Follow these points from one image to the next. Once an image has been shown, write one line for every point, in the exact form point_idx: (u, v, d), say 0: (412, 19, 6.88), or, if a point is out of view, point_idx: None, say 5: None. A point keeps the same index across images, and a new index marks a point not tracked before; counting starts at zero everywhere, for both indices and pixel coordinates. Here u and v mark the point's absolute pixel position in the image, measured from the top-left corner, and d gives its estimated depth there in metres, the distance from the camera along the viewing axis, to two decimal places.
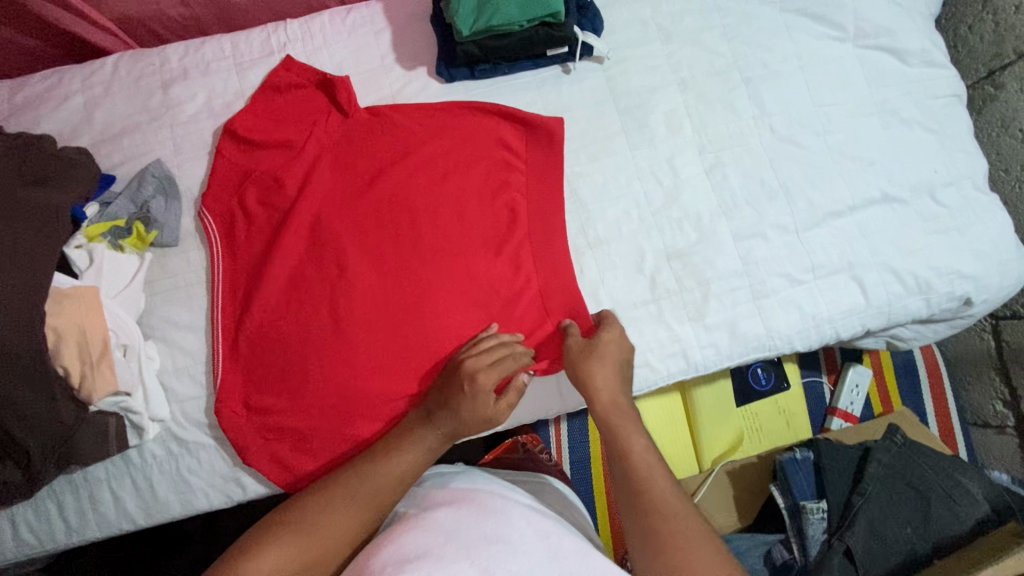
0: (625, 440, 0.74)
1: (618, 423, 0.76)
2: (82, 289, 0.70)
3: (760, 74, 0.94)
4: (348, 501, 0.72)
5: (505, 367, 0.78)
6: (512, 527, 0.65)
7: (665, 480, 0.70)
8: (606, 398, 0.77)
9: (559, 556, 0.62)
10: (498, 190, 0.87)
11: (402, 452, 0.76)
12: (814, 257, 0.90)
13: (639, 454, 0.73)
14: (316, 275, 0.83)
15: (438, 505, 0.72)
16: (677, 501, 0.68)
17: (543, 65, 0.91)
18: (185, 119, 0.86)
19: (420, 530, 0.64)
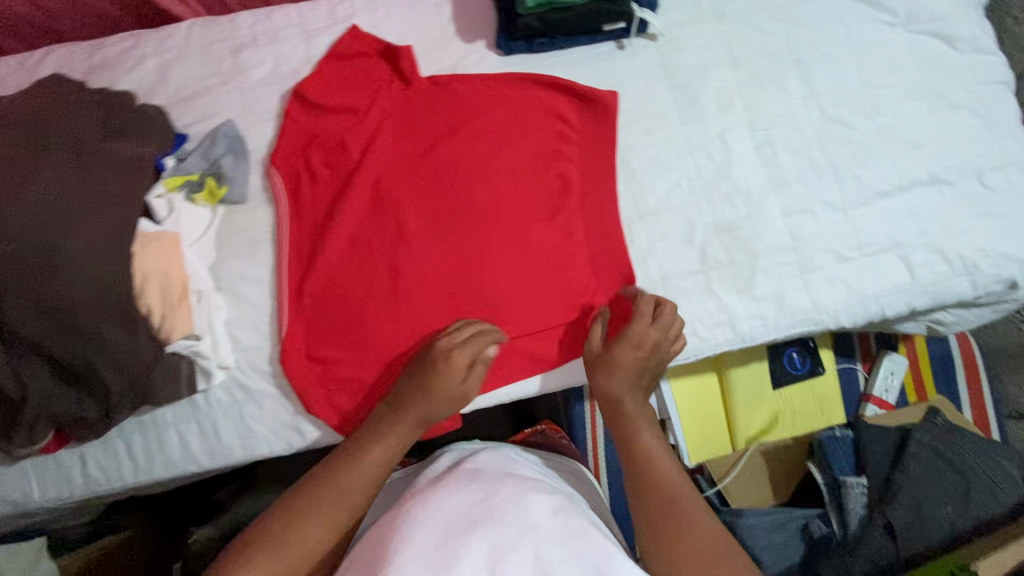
0: (640, 435, 0.80)
1: (635, 418, 0.81)
2: (164, 234, 0.74)
3: (810, 55, 0.96)
4: (329, 507, 0.74)
5: (462, 353, 0.80)
6: (518, 505, 0.70)
7: (673, 472, 0.76)
8: (627, 392, 0.82)
9: (565, 538, 0.66)
10: (553, 160, 0.89)
11: (374, 447, 0.78)
12: (861, 235, 0.91)
13: (653, 451, 0.79)
14: (376, 237, 0.86)
15: (445, 483, 0.76)
16: (684, 492, 0.74)
17: (598, 41, 0.93)
18: (254, 83, 0.89)
19: (430, 512, 0.70)
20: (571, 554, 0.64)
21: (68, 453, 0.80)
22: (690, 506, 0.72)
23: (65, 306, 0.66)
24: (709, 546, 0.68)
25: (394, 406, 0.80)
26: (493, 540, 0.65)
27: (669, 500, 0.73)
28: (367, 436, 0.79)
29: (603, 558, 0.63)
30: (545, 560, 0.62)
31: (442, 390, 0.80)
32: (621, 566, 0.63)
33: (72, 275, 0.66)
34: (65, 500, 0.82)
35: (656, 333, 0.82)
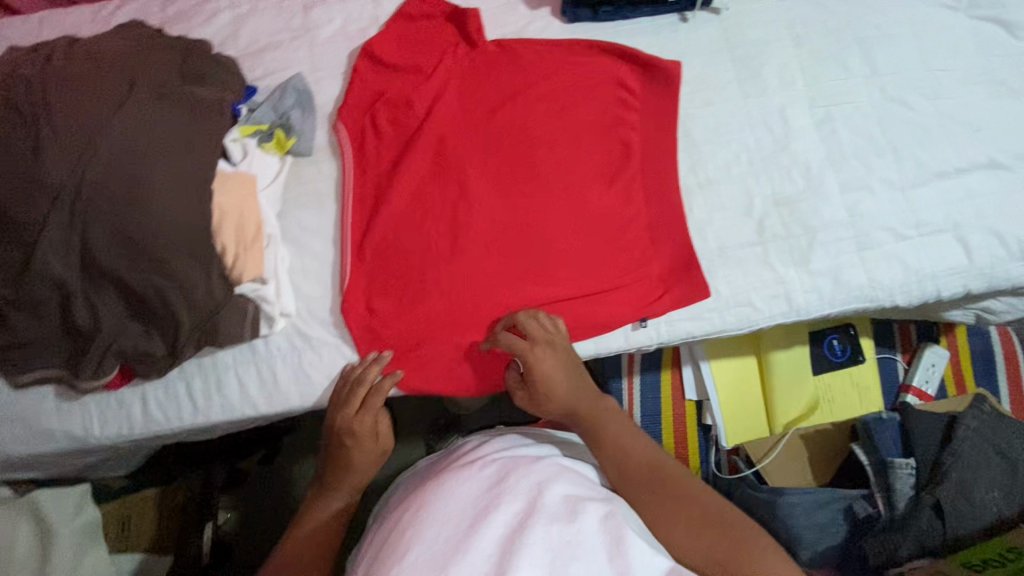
0: (606, 430, 0.79)
1: (595, 419, 0.80)
2: (239, 175, 0.75)
3: (873, 35, 0.96)
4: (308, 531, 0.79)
5: (359, 421, 0.79)
6: (526, 490, 0.67)
7: (649, 452, 0.76)
8: (569, 410, 0.81)
9: (579, 520, 0.64)
10: (613, 126, 0.90)
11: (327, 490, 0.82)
12: (920, 215, 0.90)
13: (623, 439, 0.78)
14: (437, 195, 0.87)
15: (458, 481, 0.70)
16: (669, 467, 0.75)
17: (662, 12, 0.94)
18: (323, 41, 0.91)
19: (430, 504, 0.67)
20: (586, 532, 0.63)
21: (131, 392, 0.82)
22: (677, 479, 0.73)
23: (148, 237, 0.67)
24: (701, 514, 0.69)
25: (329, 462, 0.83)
26: (507, 528, 0.62)
27: (654, 481, 0.73)
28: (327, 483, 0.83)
29: (618, 538, 0.62)
30: (559, 543, 0.60)
31: (359, 458, 0.81)
32: (634, 546, 0.62)
33: (156, 207, 0.67)
34: (122, 439, 0.82)
35: (551, 355, 0.80)
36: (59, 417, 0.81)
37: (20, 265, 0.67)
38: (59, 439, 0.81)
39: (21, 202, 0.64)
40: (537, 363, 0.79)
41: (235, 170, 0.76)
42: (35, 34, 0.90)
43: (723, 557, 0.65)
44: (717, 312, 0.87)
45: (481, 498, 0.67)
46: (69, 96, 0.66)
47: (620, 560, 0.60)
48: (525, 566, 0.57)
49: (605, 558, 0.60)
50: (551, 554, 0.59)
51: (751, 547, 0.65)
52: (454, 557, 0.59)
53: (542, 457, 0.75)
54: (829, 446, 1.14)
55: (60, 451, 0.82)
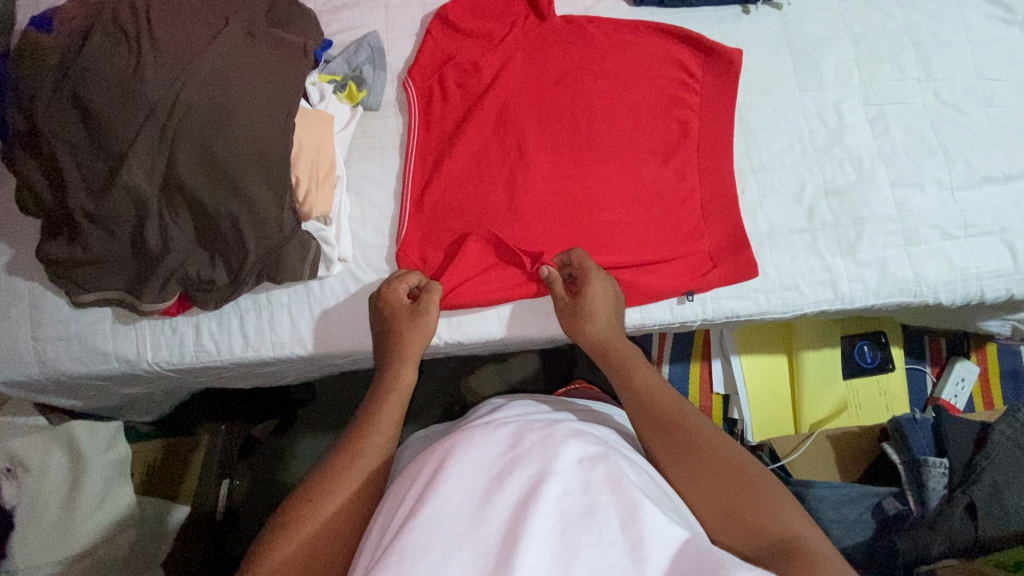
0: (633, 370, 0.71)
1: (623, 357, 0.74)
2: (315, 115, 0.79)
3: (929, 41, 0.98)
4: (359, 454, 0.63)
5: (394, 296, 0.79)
6: (541, 445, 0.55)
7: (668, 397, 0.67)
8: (600, 338, 0.76)
9: (595, 487, 0.51)
10: (672, 106, 0.92)
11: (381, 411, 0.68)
12: (967, 216, 0.92)
13: (649, 380, 0.70)
14: (497, 155, 0.89)
15: (459, 433, 0.60)
16: (689, 412, 0.65)
17: (725, 3, 0.97)
18: (399, 3, 0.94)
19: (426, 467, 0.56)
20: (599, 502, 0.50)
21: (185, 320, 0.84)
22: (699, 426, 0.63)
23: (230, 159, 0.70)
24: (720, 464, 0.60)
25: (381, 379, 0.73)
26: (511, 495, 0.50)
27: (673, 427, 0.64)
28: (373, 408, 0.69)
29: (633, 507, 0.49)
30: (569, 514, 0.49)
31: (407, 349, 0.75)
32: (650, 519, 0.49)
33: (239, 133, 0.70)
34: (171, 366, 0.84)
35: (601, 280, 0.80)
36: (114, 338, 0.83)
37: (107, 176, 0.69)
38: (112, 361, 0.83)
39: (116, 113, 0.67)
40: (588, 279, 0.79)
41: (311, 109, 0.80)
42: None
43: (742, 512, 0.56)
44: (763, 293, 0.88)
45: (484, 454, 0.55)
46: (169, 21, 0.70)
47: (635, 531, 0.48)
48: (527, 542, 0.46)
49: (617, 528, 0.48)
50: (562, 524, 0.48)
51: (771, 503, 0.57)
52: (456, 520, 0.49)
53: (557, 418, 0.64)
54: (858, 448, 1.12)
55: (111, 373, 0.84)
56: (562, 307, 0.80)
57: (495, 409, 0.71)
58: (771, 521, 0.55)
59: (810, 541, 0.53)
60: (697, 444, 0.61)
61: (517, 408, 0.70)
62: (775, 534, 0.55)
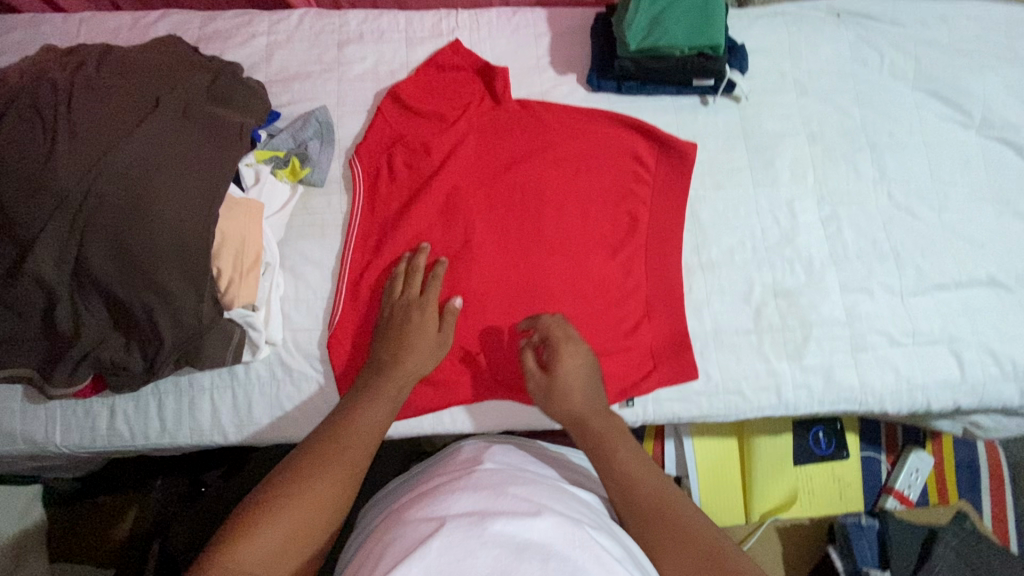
0: (614, 453, 0.66)
1: (603, 437, 0.69)
2: (246, 203, 0.76)
3: (885, 142, 0.98)
4: (326, 478, 0.59)
5: (427, 304, 0.78)
6: (530, 506, 0.52)
7: (658, 480, 0.63)
8: (577, 419, 0.72)
9: (577, 549, 0.48)
10: (623, 198, 0.91)
11: (359, 431, 0.65)
12: (915, 323, 0.91)
13: (627, 461, 0.65)
14: (442, 240, 0.87)
15: (435, 496, 0.55)
16: (680, 494, 0.63)
17: (684, 93, 0.96)
18: (352, 77, 0.92)
19: (404, 530, 0.50)
20: (583, 568, 0.46)
21: (99, 402, 0.79)
22: (687, 507, 0.61)
23: (143, 253, 0.66)
24: (708, 551, 0.56)
25: (382, 383, 0.71)
26: (491, 552, 0.46)
27: (660, 512, 0.60)
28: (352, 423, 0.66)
29: None
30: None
31: (417, 355, 0.75)
32: None
33: (160, 226, 0.67)
34: (82, 450, 0.80)
35: (571, 354, 0.75)
36: (21, 418, 0.78)
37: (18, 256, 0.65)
38: (17, 443, 0.78)
39: (26, 201, 0.63)
40: (557, 346, 0.75)
41: (244, 196, 0.77)
42: (71, 36, 0.91)
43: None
44: (705, 397, 0.86)
45: (466, 513, 0.51)
46: (91, 107, 0.66)
47: None
48: None
49: None
50: None
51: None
52: None
53: (533, 480, 0.61)
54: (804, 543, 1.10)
55: (16, 454, 0.79)
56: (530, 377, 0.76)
57: (472, 459, 0.67)
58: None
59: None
60: (680, 530, 0.58)
61: (494, 463, 0.66)
62: None
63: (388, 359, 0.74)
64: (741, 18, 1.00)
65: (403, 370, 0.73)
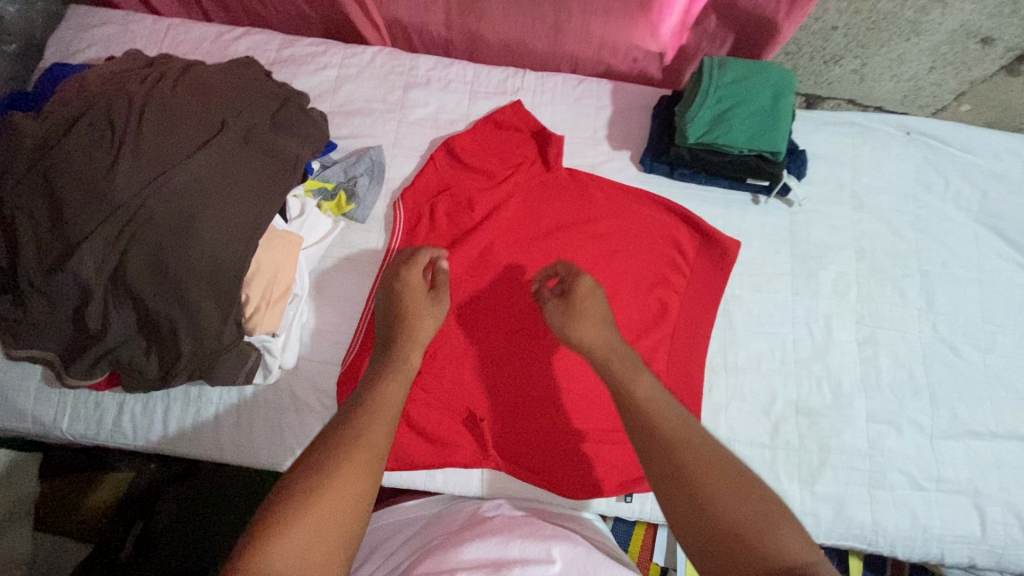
0: (629, 381, 0.60)
1: (623, 365, 0.62)
2: (285, 235, 0.77)
3: (938, 271, 0.95)
4: (351, 475, 0.50)
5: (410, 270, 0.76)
6: (540, 549, 0.55)
7: (671, 411, 0.57)
8: (585, 346, 0.67)
9: None
10: (655, 284, 0.90)
11: (375, 412, 0.56)
12: (940, 468, 0.87)
13: (649, 391, 0.59)
14: (468, 294, 0.87)
15: (444, 546, 0.57)
16: (692, 426, 0.55)
17: (736, 188, 0.95)
18: (412, 121, 0.94)
19: None
20: None
21: (110, 396, 0.81)
22: (698, 444, 0.53)
23: (180, 271, 0.68)
24: (727, 479, 0.50)
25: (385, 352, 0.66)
26: None
27: (671, 447, 0.53)
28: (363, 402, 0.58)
29: None
30: None
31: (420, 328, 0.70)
32: None
33: (200, 249, 0.68)
34: (84, 440, 0.81)
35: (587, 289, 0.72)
36: (36, 399, 0.80)
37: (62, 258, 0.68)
38: (27, 422, 0.80)
39: (79, 208, 0.66)
40: (572, 284, 0.73)
41: (285, 229, 0.78)
42: (157, 39, 0.95)
43: (750, 534, 0.47)
44: None
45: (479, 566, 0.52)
46: (160, 124, 0.69)
47: None
48: None
49: None
50: None
51: (776, 523, 0.48)
52: None
53: (533, 523, 0.64)
54: None
55: (24, 432, 0.81)
56: (546, 311, 0.73)
57: (471, 513, 0.70)
58: (779, 547, 0.46)
59: (821, 571, 0.44)
60: (692, 463, 0.51)
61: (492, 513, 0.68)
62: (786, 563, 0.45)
63: (389, 331, 0.70)
64: (806, 122, 0.99)
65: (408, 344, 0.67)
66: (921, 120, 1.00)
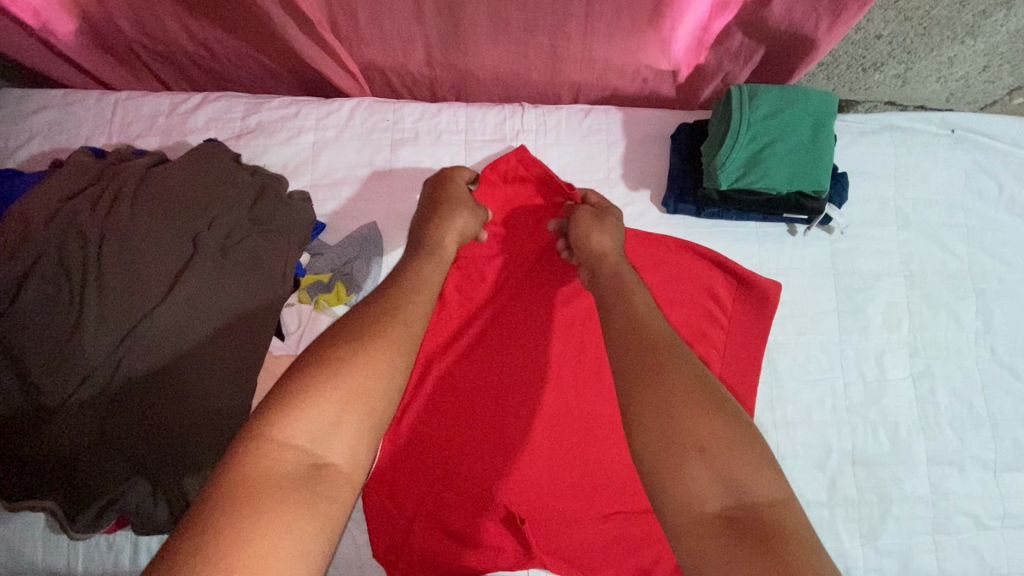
0: (631, 292, 0.59)
1: (621, 281, 0.62)
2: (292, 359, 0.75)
3: (994, 289, 0.87)
4: (390, 356, 0.51)
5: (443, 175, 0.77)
6: None
7: (662, 326, 0.54)
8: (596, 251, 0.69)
9: None
10: (695, 341, 0.82)
11: (409, 298, 0.57)
12: (1007, 505, 0.82)
13: (641, 305, 0.57)
14: (491, 378, 0.80)
15: None
16: (677, 340, 0.52)
17: (771, 221, 0.85)
18: (405, 185, 0.84)
19: None
20: None
21: (123, 536, 0.75)
22: (684, 357, 0.51)
23: (173, 428, 0.61)
24: (706, 402, 0.47)
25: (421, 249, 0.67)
26: None
27: (650, 354, 0.50)
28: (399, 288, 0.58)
29: None
30: None
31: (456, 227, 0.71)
32: None
33: (194, 398, 0.62)
34: None
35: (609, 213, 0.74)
36: (44, 549, 0.75)
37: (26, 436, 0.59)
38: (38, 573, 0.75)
39: (50, 378, 0.59)
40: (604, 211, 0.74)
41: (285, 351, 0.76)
42: (105, 122, 0.84)
43: (716, 452, 0.45)
44: None
45: None
46: (124, 265, 0.61)
47: None
48: None
49: None
50: None
51: (753, 456, 0.45)
52: None
53: None
54: None
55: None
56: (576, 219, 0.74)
57: None
58: (749, 474, 0.44)
59: (787, 512, 0.43)
60: (670, 377, 0.48)
61: None
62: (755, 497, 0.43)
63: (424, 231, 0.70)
64: (843, 133, 0.89)
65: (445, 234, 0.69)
66: (969, 117, 0.89)
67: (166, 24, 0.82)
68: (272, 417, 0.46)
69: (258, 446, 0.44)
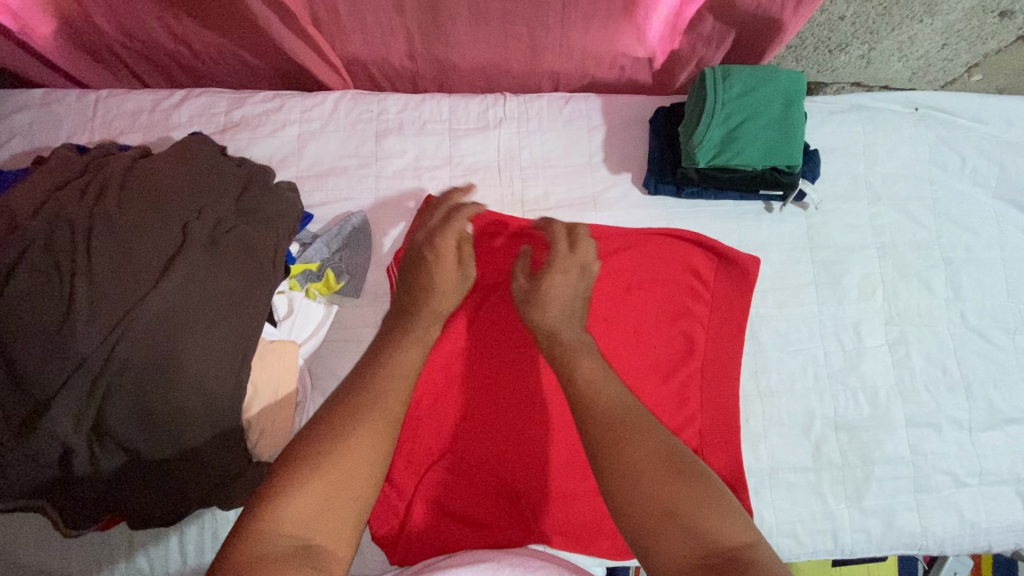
0: (577, 357, 0.63)
1: (568, 348, 0.65)
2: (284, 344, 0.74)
3: (962, 257, 0.91)
4: (370, 442, 0.55)
5: (445, 237, 0.74)
6: None
7: (614, 395, 0.57)
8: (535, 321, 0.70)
9: None
10: (678, 317, 0.85)
11: (394, 377, 0.61)
12: (983, 462, 0.85)
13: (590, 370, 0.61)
14: (484, 360, 0.81)
15: None
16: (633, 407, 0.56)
17: (748, 199, 0.88)
18: (390, 174, 0.85)
19: None
20: None
21: (118, 531, 0.76)
22: (645, 424, 0.55)
23: (166, 414, 0.61)
24: (665, 468, 0.51)
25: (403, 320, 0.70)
26: None
27: (609, 432, 0.54)
28: (384, 367, 0.62)
29: None
30: None
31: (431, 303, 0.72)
32: None
33: (185, 383, 0.62)
34: None
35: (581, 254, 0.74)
36: (37, 547, 0.75)
37: (20, 431, 0.58)
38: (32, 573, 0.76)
39: (41, 368, 0.58)
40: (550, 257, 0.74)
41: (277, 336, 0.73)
42: (86, 120, 0.84)
43: (684, 514, 0.49)
44: None
45: None
46: (114, 252, 0.61)
47: None
48: None
49: None
50: None
51: (722, 510, 0.49)
52: None
53: None
54: None
55: None
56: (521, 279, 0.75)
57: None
58: (719, 525, 0.48)
59: (759, 550, 0.46)
60: (634, 449, 0.52)
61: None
62: (725, 545, 0.46)
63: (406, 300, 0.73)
64: (812, 113, 0.92)
65: (423, 309, 0.71)
66: (931, 94, 0.93)
67: (145, 22, 0.82)
68: (264, 506, 0.49)
69: (249, 540, 0.47)
